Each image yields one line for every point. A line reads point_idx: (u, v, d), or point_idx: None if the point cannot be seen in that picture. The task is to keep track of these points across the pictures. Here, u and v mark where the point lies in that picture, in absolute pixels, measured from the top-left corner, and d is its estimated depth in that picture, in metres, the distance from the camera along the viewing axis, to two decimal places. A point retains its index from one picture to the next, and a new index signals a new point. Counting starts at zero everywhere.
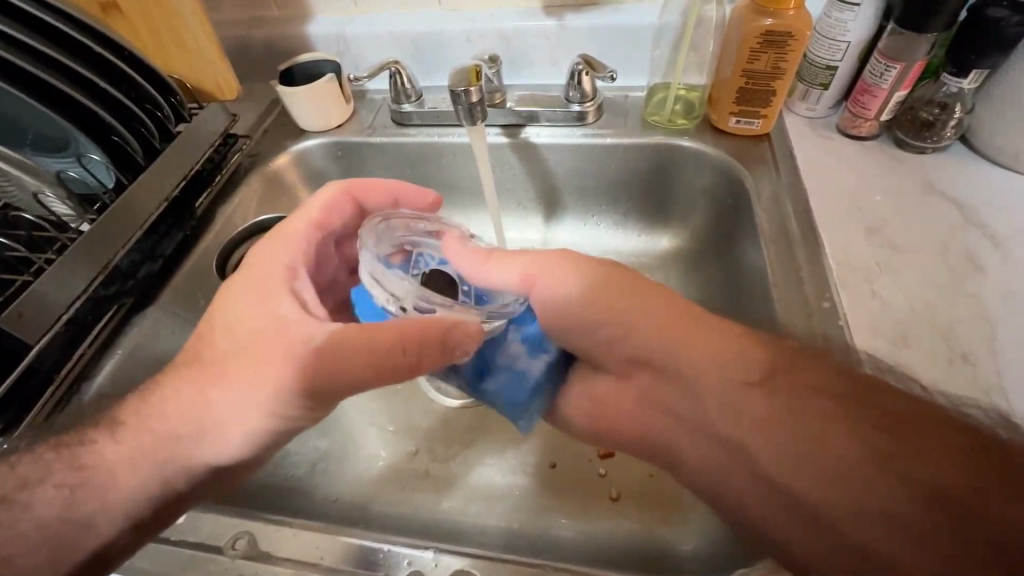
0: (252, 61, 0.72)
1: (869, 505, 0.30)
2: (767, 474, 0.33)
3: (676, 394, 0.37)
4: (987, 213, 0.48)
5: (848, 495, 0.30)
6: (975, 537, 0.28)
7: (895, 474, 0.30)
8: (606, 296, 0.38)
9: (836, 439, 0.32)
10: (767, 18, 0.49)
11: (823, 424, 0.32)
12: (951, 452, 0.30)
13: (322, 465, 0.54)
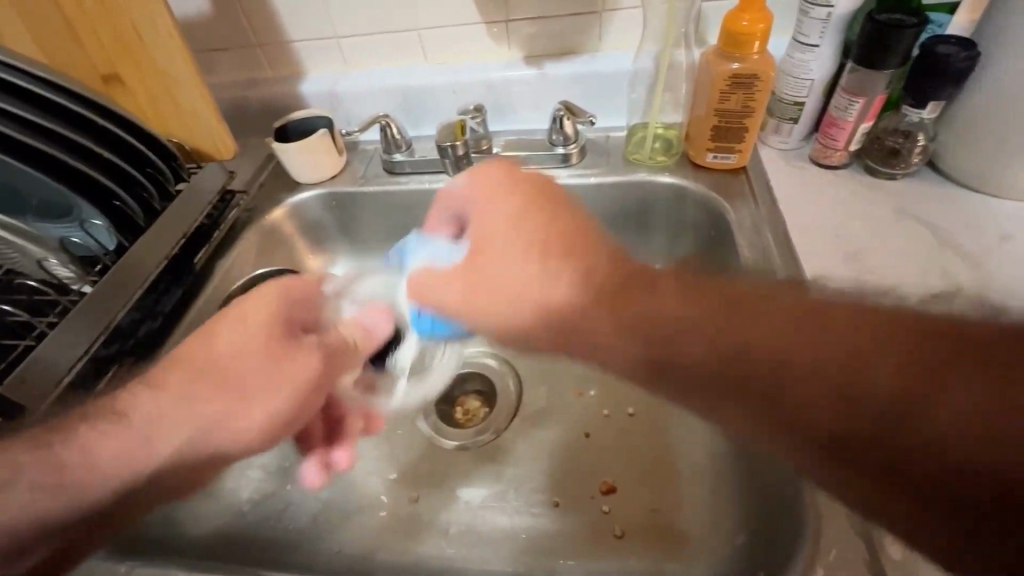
0: (248, 119, 0.75)
1: (833, 340, 0.30)
2: (740, 353, 0.32)
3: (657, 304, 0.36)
4: (959, 234, 0.50)
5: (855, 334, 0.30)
6: (965, 369, 0.27)
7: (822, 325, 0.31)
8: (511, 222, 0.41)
9: (742, 317, 0.33)
10: (732, 62, 0.53)
11: (735, 310, 0.34)
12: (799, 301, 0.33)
13: (324, 515, 0.54)
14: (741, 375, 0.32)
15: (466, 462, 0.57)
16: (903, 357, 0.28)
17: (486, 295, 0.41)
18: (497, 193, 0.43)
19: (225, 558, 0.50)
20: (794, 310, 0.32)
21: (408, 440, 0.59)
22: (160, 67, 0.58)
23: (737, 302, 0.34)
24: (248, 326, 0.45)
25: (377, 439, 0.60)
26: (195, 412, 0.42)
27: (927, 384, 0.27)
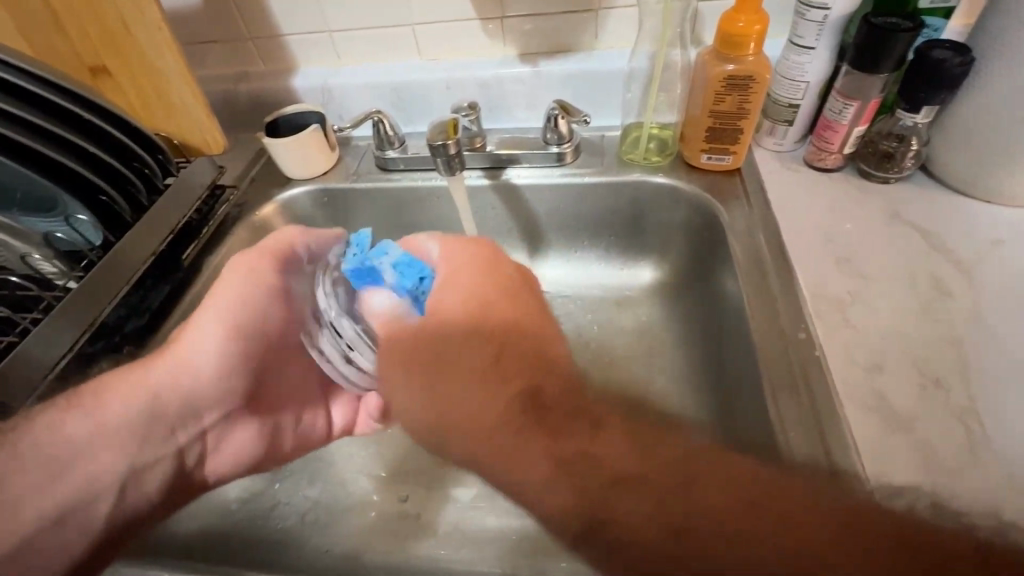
0: (239, 113, 0.74)
1: (713, 495, 0.33)
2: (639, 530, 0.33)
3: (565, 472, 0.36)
4: (950, 239, 0.50)
5: (732, 468, 0.34)
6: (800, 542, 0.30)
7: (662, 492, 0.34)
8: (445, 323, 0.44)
9: (630, 496, 0.34)
10: (728, 64, 0.52)
11: (619, 478, 0.35)
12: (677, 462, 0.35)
13: (311, 514, 0.54)
14: (622, 487, 0.34)
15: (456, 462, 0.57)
16: (752, 530, 0.31)
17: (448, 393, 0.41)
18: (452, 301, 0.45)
19: (213, 561, 0.49)
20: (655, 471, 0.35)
21: (400, 441, 0.59)
22: (149, 59, 0.57)
23: (626, 467, 0.35)
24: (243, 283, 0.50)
25: (367, 438, 0.60)
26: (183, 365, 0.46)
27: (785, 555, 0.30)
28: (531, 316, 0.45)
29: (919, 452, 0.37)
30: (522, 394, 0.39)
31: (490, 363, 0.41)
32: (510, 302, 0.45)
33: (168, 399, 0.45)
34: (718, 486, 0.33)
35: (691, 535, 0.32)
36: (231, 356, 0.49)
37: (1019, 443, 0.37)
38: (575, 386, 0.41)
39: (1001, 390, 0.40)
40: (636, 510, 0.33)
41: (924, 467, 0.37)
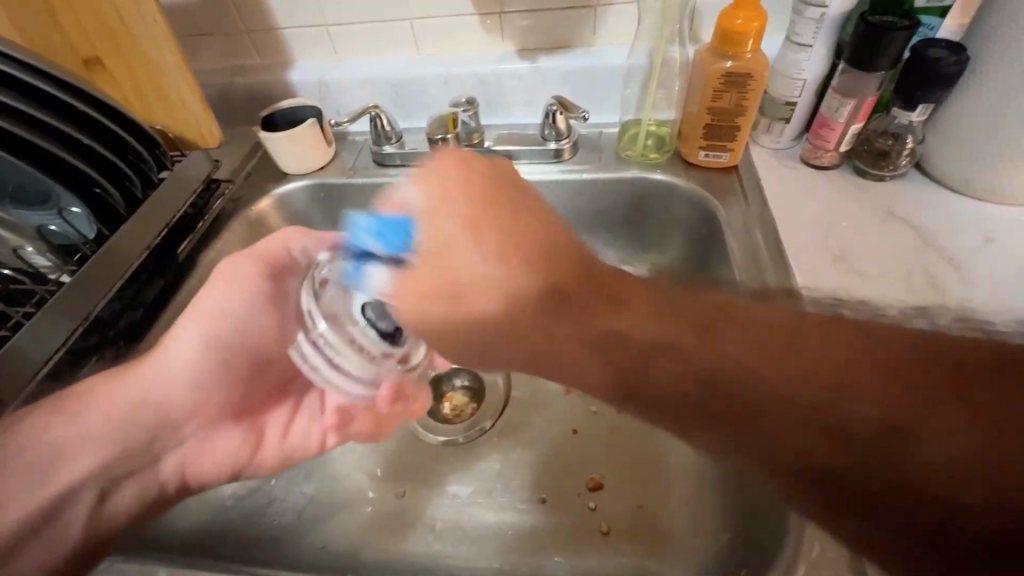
0: (235, 108, 0.73)
1: (813, 351, 0.26)
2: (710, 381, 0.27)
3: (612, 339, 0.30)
4: (944, 237, 0.51)
5: (835, 341, 0.26)
6: (935, 383, 0.24)
7: (746, 341, 0.27)
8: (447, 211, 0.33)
9: (705, 347, 0.27)
10: (726, 61, 0.52)
11: (687, 328, 0.28)
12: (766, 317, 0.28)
13: (308, 510, 0.54)
14: (690, 347, 0.28)
15: (454, 458, 0.57)
16: (865, 372, 0.25)
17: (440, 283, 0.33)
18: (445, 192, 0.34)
19: (225, 554, 0.50)
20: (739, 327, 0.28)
21: (397, 437, 0.59)
22: (143, 52, 0.56)
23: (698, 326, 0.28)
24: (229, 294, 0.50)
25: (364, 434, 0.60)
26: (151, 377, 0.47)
27: (915, 394, 0.24)
28: (524, 218, 0.33)
29: None
30: (566, 312, 0.31)
31: (520, 287, 0.31)
32: (502, 214, 0.34)
33: (143, 407, 0.47)
34: (782, 357, 0.26)
35: (824, 429, 0.25)
36: (210, 364, 0.50)
37: None
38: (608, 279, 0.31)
39: None
40: (725, 355, 0.27)
41: None
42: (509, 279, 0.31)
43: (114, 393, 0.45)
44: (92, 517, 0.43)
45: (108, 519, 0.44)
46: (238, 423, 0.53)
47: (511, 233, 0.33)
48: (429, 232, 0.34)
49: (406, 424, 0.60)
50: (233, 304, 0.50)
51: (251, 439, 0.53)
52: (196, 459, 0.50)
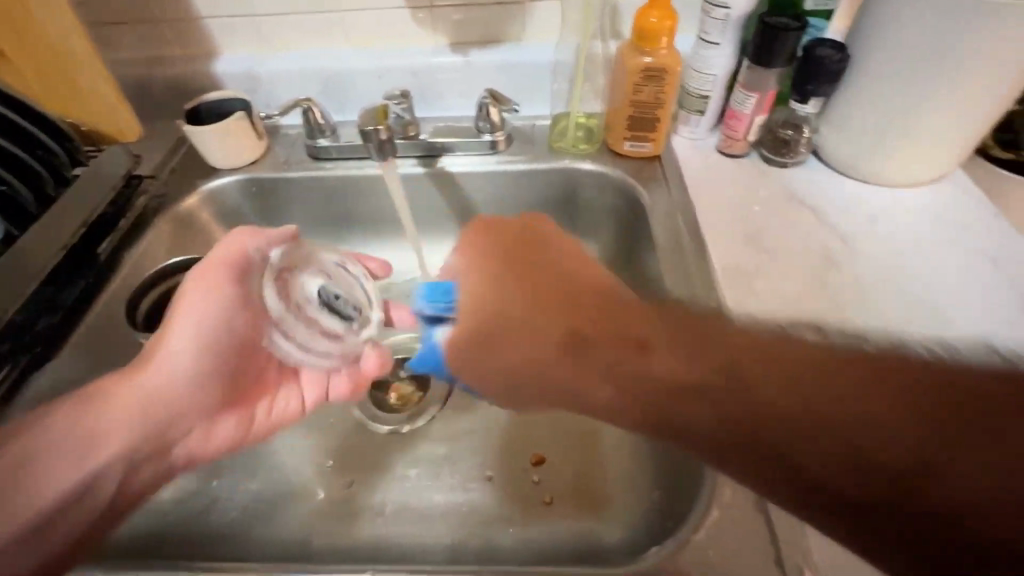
0: (155, 100, 0.70)
1: (850, 381, 0.28)
2: (736, 391, 0.30)
3: (650, 372, 0.32)
4: (836, 216, 0.57)
5: (840, 374, 0.28)
6: (952, 417, 0.26)
7: (778, 373, 0.29)
8: (472, 270, 0.41)
9: (749, 366, 0.30)
10: (644, 57, 0.56)
11: (729, 349, 0.31)
12: (796, 352, 0.30)
13: (254, 507, 0.53)
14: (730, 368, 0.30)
15: (402, 445, 0.58)
16: (892, 403, 0.27)
17: (469, 330, 0.39)
18: (477, 262, 0.41)
19: (168, 557, 0.48)
20: (781, 349, 0.30)
21: (343, 429, 0.60)
22: (48, 38, 0.53)
23: (740, 347, 0.31)
24: (202, 303, 0.48)
25: (310, 427, 0.60)
26: (136, 382, 0.44)
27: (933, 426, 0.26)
28: (536, 258, 0.40)
29: None
30: (601, 368, 0.33)
31: (541, 328, 0.36)
32: (522, 270, 0.39)
33: (138, 410, 0.43)
34: (819, 385, 0.28)
35: (795, 447, 0.28)
36: (197, 363, 0.47)
37: None
38: (636, 328, 0.33)
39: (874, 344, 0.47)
40: (759, 379, 0.29)
41: None
42: (524, 321, 0.36)
43: (120, 393, 0.43)
44: (104, 511, 0.41)
45: (116, 511, 0.41)
46: (238, 412, 0.50)
47: (568, 279, 0.38)
48: (461, 288, 0.41)
49: (353, 415, 0.61)
50: (207, 304, 0.48)
51: (240, 424, 0.50)
52: (201, 451, 0.48)
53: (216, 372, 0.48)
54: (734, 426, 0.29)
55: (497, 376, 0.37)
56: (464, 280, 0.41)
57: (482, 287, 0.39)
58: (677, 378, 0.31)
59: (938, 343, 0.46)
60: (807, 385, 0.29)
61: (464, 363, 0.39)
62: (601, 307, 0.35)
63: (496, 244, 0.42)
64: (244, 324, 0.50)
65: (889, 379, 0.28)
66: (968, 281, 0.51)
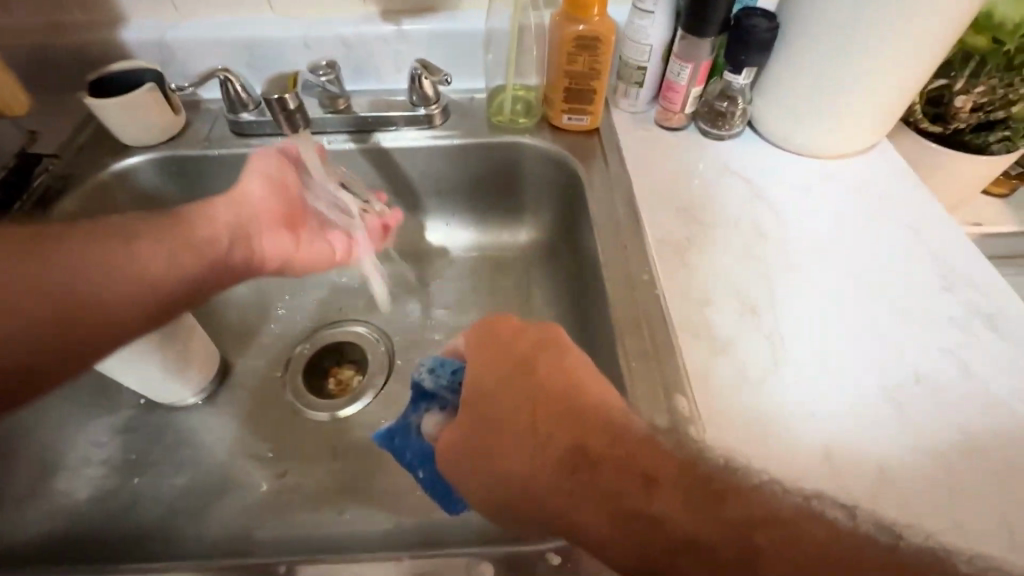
0: (57, 72, 0.64)
1: (744, 519, 0.30)
2: (640, 513, 0.31)
3: (581, 479, 0.33)
4: (770, 188, 0.58)
5: (749, 502, 0.30)
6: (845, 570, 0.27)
7: (689, 501, 0.31)
8: (478, 378, 0.39)
9: (667, 487, 0.31)
10: (577, 25, 0.55)
11: (653, 467, 0.32)
12: (714, 479, 0.32)
13: (179, 503, 0.51)
14: (658, 485, 0.32)
15: (339, 431, 0.56)
16: (783, 547, 0.29)
17: (478, 438, 0.37)
18: (500, 362, 0.39)
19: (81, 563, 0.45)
20: (702, 476, 0.32)
21: (277, 418, 0.57)
22: None
23: (665, 461, 0.32)
24: (248, 182, 0.53)
25: (241, 418, 0.57)
26: (101, 245, 0.43)
27: (819, 569, 0.28)
28: (554, 382, 0.37)
29: (733, 375, 0.43)
30: (597, 501, 0.32)
31: (550, 469, 0.34)
32: (547, 394, 0.37)
33: (86, 272, 0.41)
34: (723, 517, 0.30)
35: (693, 569, 0.30)
36: (160, 246, 0.45)
37: (808, 352, 0.45)
38: (641, 464, 0.33)
39: (801, 313, 0.48)
40: (669, 501, 0.31)
41: (739, 384, 0.43)
42: (537, 466, 0.34)
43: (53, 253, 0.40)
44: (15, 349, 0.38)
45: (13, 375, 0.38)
46: (195, 296, 0.48)
47: (584, 406, 0.36)
48: (472, 386, 0.39)
49: (288, 404, 0.58)
50: (254, 176, 0.53)
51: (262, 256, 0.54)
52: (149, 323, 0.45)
53: (241, 225, 0.52)
54: (636, 545, 0.31)
55: (489, 490, 0.36)
56: (490, 368, 0.39)
57: (495, 407, 0.37)
58: (605, 490, 0.32)
59: (833, 304, 0.48)
60: (708, 511, 0.30)
61: (467, 461, 0.37)
62: (599, 429, 0.34)
63: (502, 354, 0.40)
64: (253, 204, 0.53)
65: (800, 523, 0.29)
66: (876, 246, 0.52)
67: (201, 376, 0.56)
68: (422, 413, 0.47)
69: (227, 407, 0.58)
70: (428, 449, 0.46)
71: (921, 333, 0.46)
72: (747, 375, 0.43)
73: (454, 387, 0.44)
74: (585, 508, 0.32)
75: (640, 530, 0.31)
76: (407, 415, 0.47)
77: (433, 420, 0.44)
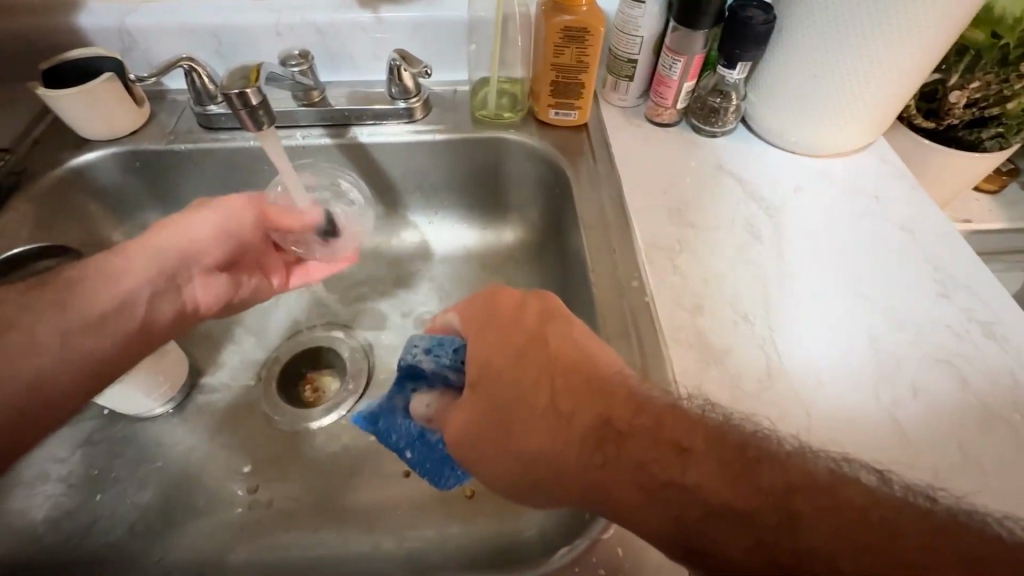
0: (8, 60, 0.60)
1: (775, 478, 0.30)
2: (677, 483, 0.31)
3: (610, 449, 0.32)
4: (763, 188, 0.55)
5: (775, 467, 0.31)
6: (878, 523, 0.28)
7: (717, 462, 0.31)
8: (482, 348, 0.36)
9: (695, 452, 0.31)
10: (563, 14, 0.52)
11: (677, 432, 0.32)
12: (735, 442, 0.32)
13: (144, 523, 0.48)
14: (685, 456, 0.31)
15: (315, 442, 0.54)
16: (815, 504, 0.29)
17: (493, 414, 0.34)
18: (507, 330, 0.37)
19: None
20: (727, 442, 0.32)
21: (250, 430, 0.54)
22: None
23: (686, 427, 0.32)
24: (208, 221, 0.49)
25: (210, 429, 0.54)
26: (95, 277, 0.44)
27: (856, 520, 0.28)
28: (561, 348, 0.36)
29: (725, 386, 0.42)
30: (627, 473, 0.31)
31: (572, 442, 0.32)
32: (558, 359, 0.35)
33: (89, 305, 0.43)
34: (751, 479, 0.30)
35: (731, 536, 0.29)
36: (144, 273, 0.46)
37: (803, 360, 0.43)
38: (668, 432, 0.32)
39: (797, 323, 0.45)
40: (703, 469, 0.31)
41: (731, 395, 0.41)
42: (558, 441, 0.32)
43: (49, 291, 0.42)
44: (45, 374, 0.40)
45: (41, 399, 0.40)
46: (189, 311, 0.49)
47: (598, 371, 0.35)
48: (477, 360, 0.36)
49: (261, 415, 0.56)
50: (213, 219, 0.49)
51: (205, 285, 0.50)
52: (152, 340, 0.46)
53: (182, 260, 0.47)
54: (671, 518, 0.30)
55: (508, 471, 0.33)
56: (495, 333, 0.37)
57: (504, 375, 0.35)
58: (634, 461, 0.31)
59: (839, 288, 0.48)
60: (738, 474, 0.30)
61: (482, 442, 0.34)
62: (612, 395, 0.34)
63: (503, 321, 0.38)
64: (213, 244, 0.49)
65: (824, 482, 0.30)
66: (874, 247, 0.51)
67: (168, 386, 0.53)
68: (408, 395, 0.44)
69: (196, 417, 0.55)
70: (414, 432, 0.43)
71: (926, 337, 0.45)
72: (741, 387, 0.41)
73: (457, 367, 0.40)
74: (615, 480, 0.31)
75: (676, 500, 0.30)
76: (393, 397, 0.44)
77: (424, 399, 0.41)
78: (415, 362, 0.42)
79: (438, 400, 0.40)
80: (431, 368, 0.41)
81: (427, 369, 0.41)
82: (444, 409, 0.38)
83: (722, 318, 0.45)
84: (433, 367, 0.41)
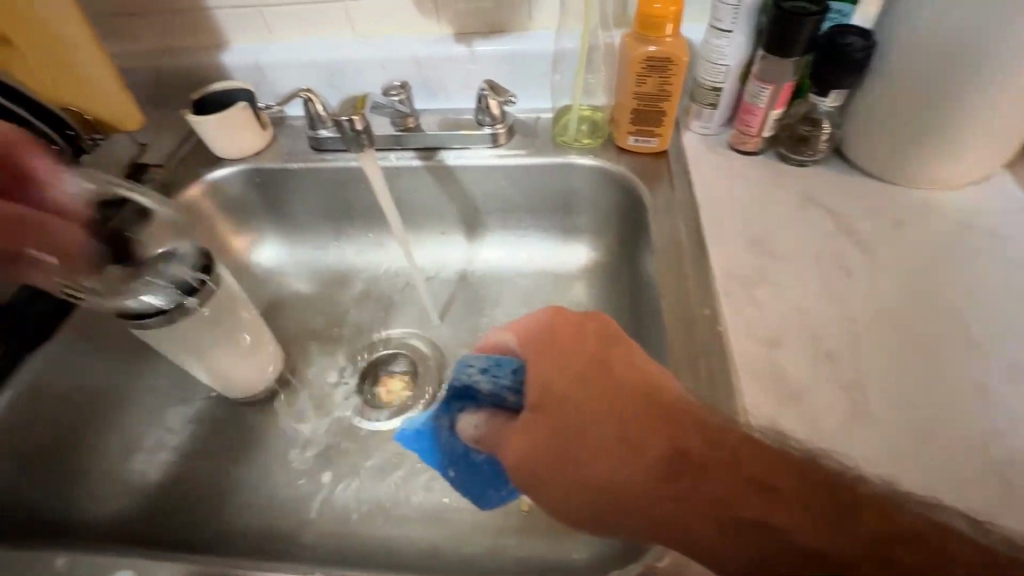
0: (166, 91, 0.71)
1: (870, 524, 0.27)
2: (761, 523, 0.28)
3: (683, 484, 0.30)
4: (857, 221, 0.52)
5: (870, 513, 0.28)
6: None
7: (803, 504, 0.28)
8: (542, 369, 0.35)
9: (776, 490, 0.29)
10: (649, 46, 0.53)
11: (754, 466, 0.29)
12: (820, 479, 0.29)
13: (235, 497, 0.54)
14: (768, 494, 0.29)
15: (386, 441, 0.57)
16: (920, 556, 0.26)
17: (556, 441, 0.32)
18: (568, 350, 0.36)
19: (153, 546, 0.50)
20: (811, 481, 0.29)
21: (330, 424, 0.59)
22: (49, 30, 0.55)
23: (764, 460, 0.30)
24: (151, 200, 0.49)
25: (296, 420, 0.59)
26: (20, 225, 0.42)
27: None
28: (626, 371, 0.34)
29: (801, 426, 0.39)
30: (702, 509, 0.29)
31: (642, 474, 0.30)
32: (622, 382, 0.33)
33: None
34: (845, 524, 0.27)
35: None
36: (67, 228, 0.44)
37: (892, 406, 0.40)
38: (746, 466, 0.29)
39: (891, 367, 0.42)
40: (786, 508, 0.28)
41: (806, 437, 0.39)
42: (627, 471, 0.31)
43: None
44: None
45: None
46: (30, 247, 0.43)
47: (665, 396, 0.33)
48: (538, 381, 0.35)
49: (340, 411, 0.60)
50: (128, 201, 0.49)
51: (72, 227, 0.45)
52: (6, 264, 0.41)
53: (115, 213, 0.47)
54: (754, 561, 0.28)
55: (573, 503, 0.32)
56: (555, 354, 0.36)
57: (567, 399, 0.33)
58: (710, 498, 0.29)
59: (955, 337, 0.43)
60: (828, 518, 0.28)
61: (547, 469, 0.32)
62: (682, 423, 0.31)
63: (563, 340, 0.37)
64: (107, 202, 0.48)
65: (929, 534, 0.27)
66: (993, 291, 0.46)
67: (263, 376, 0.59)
68: (454, 414, 0.44)
69: (285, 407, 0.60)
70: (458, 452, 0.44)
71: None
72: (818, 430, 0.39)
73: (516, 388, 0.39)
74: (689, 516, 0.29)
75: (758, 541, 0.28)
76: (439, 417, 0.44)
77: (473, 421, 0.40)
78: (471, 382, 0.41)
79: (488, 421, 0.39)
80: (487, 389, 0.40)
81: (483, 390, 0.40)
82: (497, 433, 0.38)
83: (802, 353, 0.43)
84: (489, 389, 0.40)
